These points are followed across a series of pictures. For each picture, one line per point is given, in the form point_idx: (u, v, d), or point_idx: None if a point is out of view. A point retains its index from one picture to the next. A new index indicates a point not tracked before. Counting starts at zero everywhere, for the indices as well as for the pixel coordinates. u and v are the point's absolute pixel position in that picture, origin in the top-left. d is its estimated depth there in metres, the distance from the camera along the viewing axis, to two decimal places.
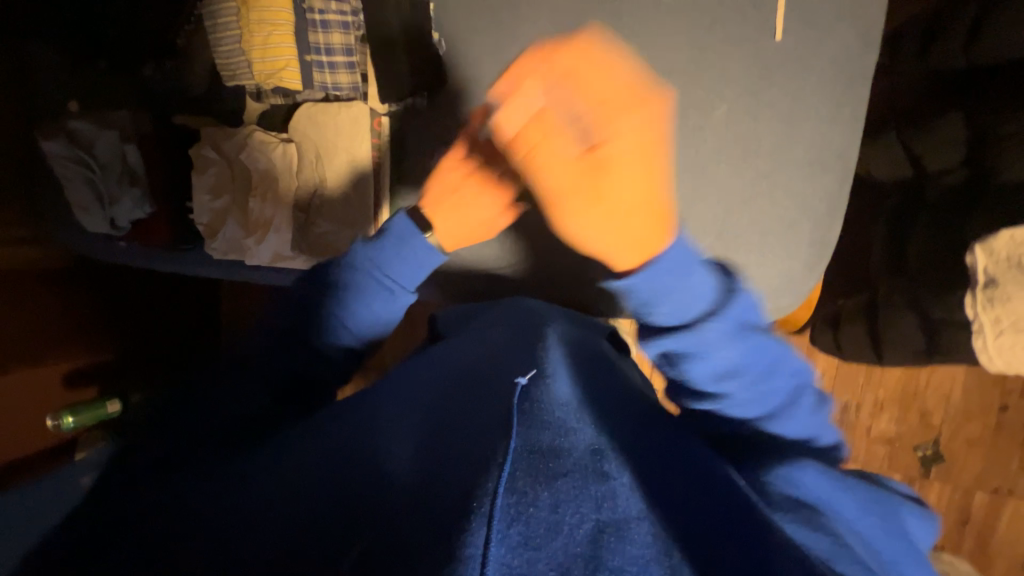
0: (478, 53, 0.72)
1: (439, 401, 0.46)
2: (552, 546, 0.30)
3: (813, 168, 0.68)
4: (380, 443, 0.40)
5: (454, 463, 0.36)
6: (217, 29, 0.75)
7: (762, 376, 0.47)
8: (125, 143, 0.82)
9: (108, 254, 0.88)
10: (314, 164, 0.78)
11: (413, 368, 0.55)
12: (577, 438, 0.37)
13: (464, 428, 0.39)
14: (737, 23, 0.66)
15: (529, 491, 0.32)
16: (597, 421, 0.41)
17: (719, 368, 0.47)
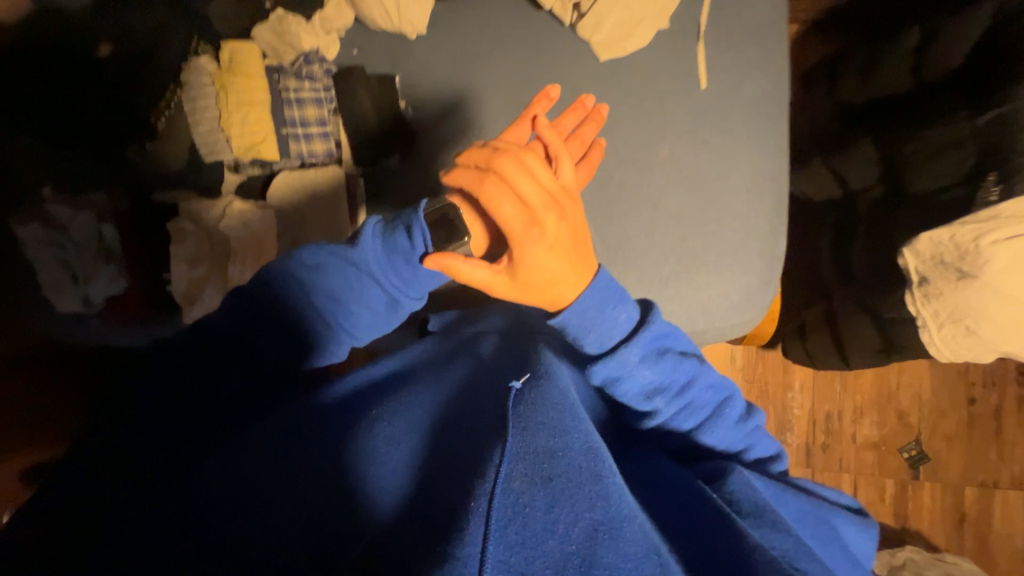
0: (441, 118, 0.81)
1: (436, 413, 0.50)
2: (547, 546, 0.34)
3: (751, 193, 0.75)
4: (381, 442, 0.46)
5: (457, 472, 0.42)
6: (195, 111, 0.80)
7: (681, 394, 0.56)
8: (101, 222, 0.83)
9: (75, 330, 0.85)
10: (294, 228, 0.82)
11: (403, 376, 0.58)
12: (572, 442, 0.41)
13: (469, 440, 0.45)
14: (668, 75, 0.76)
15: (526, 492, 0.36)
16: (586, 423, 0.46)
17: (650, 390, 0.54)
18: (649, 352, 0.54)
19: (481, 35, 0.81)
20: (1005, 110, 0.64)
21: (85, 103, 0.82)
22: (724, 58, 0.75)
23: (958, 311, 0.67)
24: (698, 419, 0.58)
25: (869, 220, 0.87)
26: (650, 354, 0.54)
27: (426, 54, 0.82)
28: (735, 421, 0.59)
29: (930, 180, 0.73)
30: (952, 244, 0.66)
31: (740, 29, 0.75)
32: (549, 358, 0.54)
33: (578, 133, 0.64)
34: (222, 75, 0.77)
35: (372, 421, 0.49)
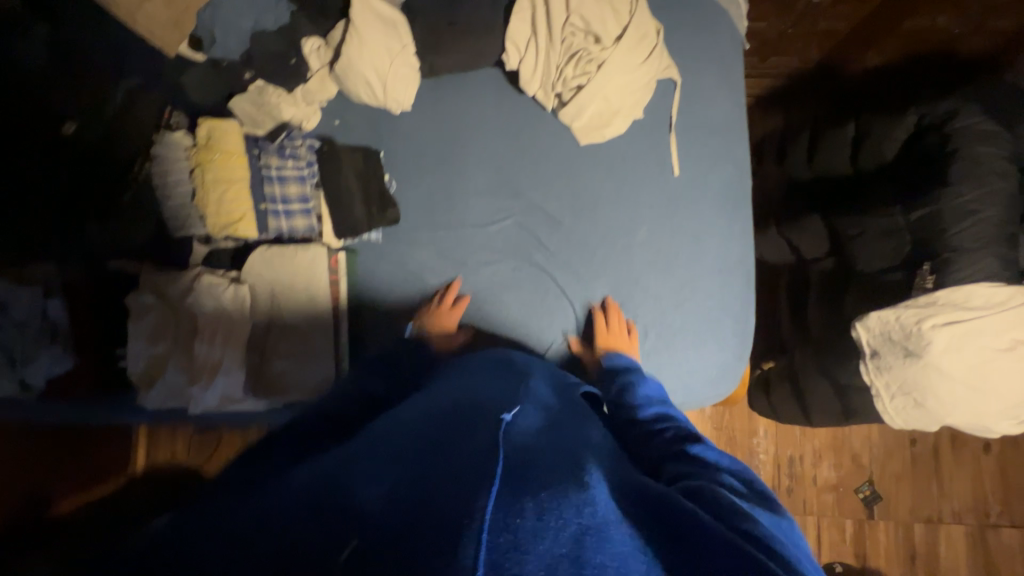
0: (427, 190, 0.83)
1: (406, 432, 0.46)
2: (537, 551, 0.32)
3: (721, 272, 0.81)
4: (374, 460, 0.41)
5: (431, 487, 0.37)
6: (166, 185, 0.75)
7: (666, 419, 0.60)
8: (48, 297, 0.76)
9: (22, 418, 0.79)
10: (270, 302, 0.79)
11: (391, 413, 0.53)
12: (548, 461, 0.41)
13: (454, 446, 0.42)
14: (641, 162, 0.81)
15: (514, 504, 0.35)
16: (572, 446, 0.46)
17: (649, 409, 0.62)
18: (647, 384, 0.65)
19: (465, 117, 0.84)
20: (932, 209, 0.72)
21: (32, 170, 0.75)
22: (694, 149, 0.82)
23: (908, 386, 0.73)
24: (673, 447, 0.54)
25: (822, 289, 0.96)
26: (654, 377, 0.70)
27: (410, 130, 0.84)
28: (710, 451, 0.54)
29: (873, 261, 0.81)
30: (898, 324, 0.72)
31: (707, 122, 0.82)
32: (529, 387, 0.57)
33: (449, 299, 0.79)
34: (199, 152, 0.74)
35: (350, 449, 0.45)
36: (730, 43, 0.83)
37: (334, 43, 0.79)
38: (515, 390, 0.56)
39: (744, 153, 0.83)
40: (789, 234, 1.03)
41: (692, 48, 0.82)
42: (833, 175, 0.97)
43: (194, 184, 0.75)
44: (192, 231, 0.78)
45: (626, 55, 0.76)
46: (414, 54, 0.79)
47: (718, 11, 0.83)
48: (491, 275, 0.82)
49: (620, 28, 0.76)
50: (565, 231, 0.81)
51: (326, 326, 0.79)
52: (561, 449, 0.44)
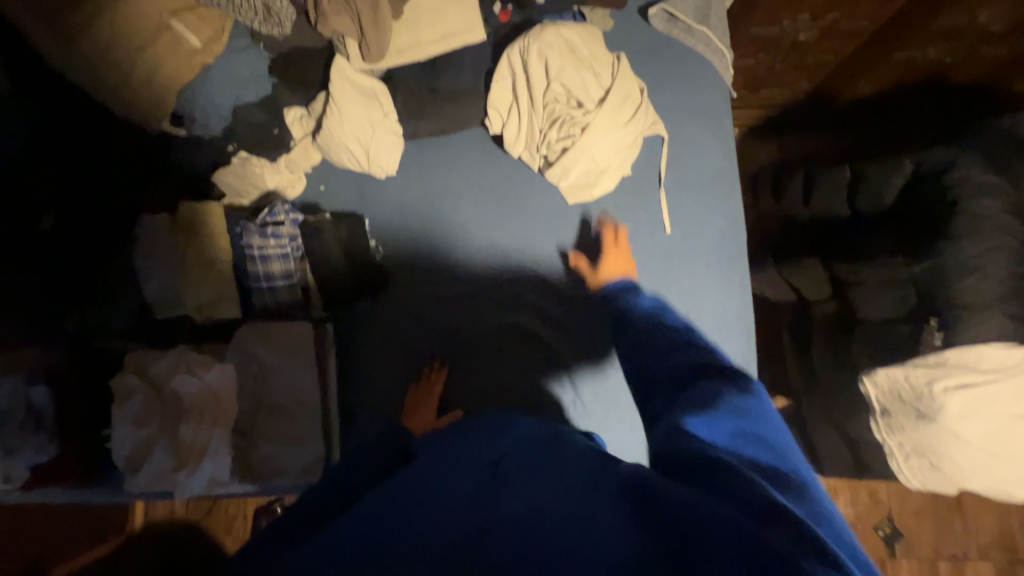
0: (415, 254, 0.81)
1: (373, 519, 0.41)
2: None
3: (721, 330, 0.78)
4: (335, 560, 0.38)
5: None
6: (147, 269, 0.74)
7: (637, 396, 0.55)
8: (31, 385, 0.74)
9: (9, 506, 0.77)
10: (258, 378, 0.77)
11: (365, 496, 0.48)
12: (533, 508, 0.38)
13: (430, 536, 0.37)
14: (632, 219, 0.79)
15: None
16: (542, 484, 0.41)
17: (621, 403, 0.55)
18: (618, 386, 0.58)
19: (451, 179, 0.82)
20: (936, 262, 0.69)
21: None
22: (686, 205, 0.80)
23: (923, 448, 0.70)
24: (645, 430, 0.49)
25: (827, 333, 0.93)
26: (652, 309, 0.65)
27: (396, 193, 0.82)
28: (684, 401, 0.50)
29: None
30: (908, 383, 0.69)
31: (697, 177, 0.80)
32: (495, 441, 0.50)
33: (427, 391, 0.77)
34: (180, 237, 0.73)
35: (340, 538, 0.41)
36: (717, 96, 0.83)
37: (316, 112, 0.78)
38: (487, 447, 0.49)
39: (738, 204, 0.81)
40: (790, 275, 1.00)
41: (678, 104, 0.81)
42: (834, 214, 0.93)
43: (176, 266, 0.74)
44: (175, 311, 0.76)
45: (611, 116, 0.75)
46: (396, 120, 0.77)
47: (704, 66, 0.82)
48: (484, 338, 0.80)
49: (602, 91, 0.76)
50: (557, 292, 0.80)
51: (314, 405, 0.77)
52: (545, 481, 0.41)
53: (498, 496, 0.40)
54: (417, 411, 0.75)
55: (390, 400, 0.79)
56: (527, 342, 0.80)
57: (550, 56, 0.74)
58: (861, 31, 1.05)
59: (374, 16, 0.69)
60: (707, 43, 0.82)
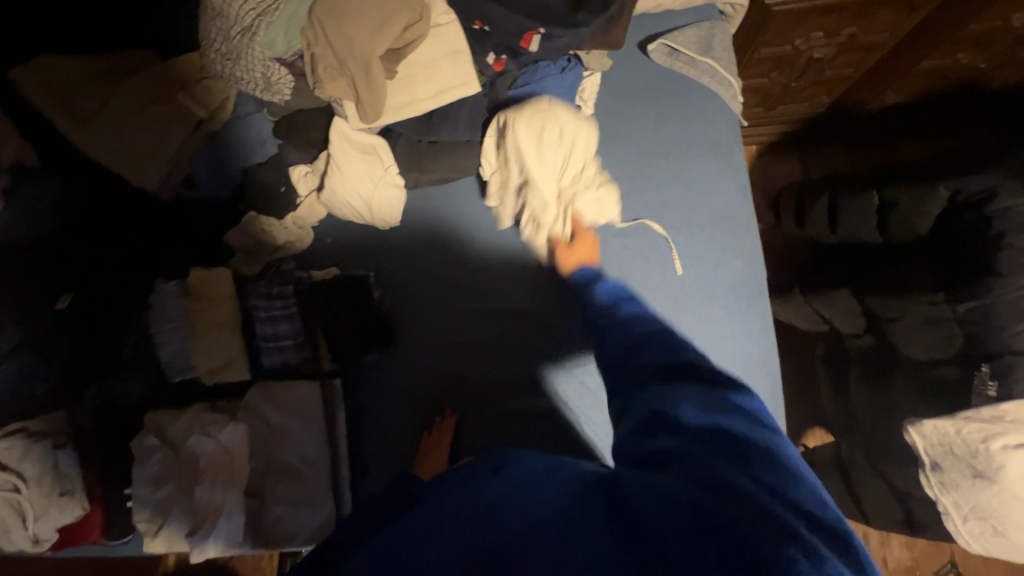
0: (420, 304, 0.80)
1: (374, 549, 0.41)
2: None
3: (745, 376, 0.73)
4: None
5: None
6: (161, 333, 0.76)
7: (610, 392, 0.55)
8: (59, 448, 0.77)
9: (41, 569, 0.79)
10: (270, 437, 0.78)
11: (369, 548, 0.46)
12: (531, 523, 0.39)
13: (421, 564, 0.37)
14: (640, 263, 0.76)
15: None
16: (546, 505, 0.41)
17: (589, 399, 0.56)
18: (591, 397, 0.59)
19: (454, 228, 0.81)
20: (984, 302, 0.63)
21: None
22: (696, 245, 0.76)
23: (981, 510, 0.62)
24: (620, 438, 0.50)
25: (867, 370, 0.85)
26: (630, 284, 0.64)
27: (400, 244, 0.82)
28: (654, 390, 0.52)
29: (921, 351, 0.71)
30: (959, 438, 0.62)
31: (707, 215, 0.77)
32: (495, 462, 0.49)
33: (433, 442, 0.74)
34: (190, 303, 0.75)
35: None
36: (724, 129, 0.79)
37: (320, 169, 0.79)
38: (487, 473, 0.47)
39: (753, 240, 0.77)
40: (820, 305, 0.93)
41: (684, 139, 0.78)
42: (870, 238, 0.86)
43: (188, 329, 0.76)
44: (189, 372, 0.77)
45: (580, 210, 0.74)
46: (397, 173, 0.77)
47: (708, 100, 0.79)
48: (493, 390, 0.77)
49: (581, 166, 0.75)
50: (564, 339, 0.78)
51: (324, 465, 0.76)
52: (541, 501, 0.41)
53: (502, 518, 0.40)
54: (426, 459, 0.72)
55: (401, 454, 0.77)
56: (537, 391, 0.77)
57: (528, 135, 0.72)
58: (882, 43, 0.98)
59: (367, 77, 0.65)
60: (711, 75, 0.78)
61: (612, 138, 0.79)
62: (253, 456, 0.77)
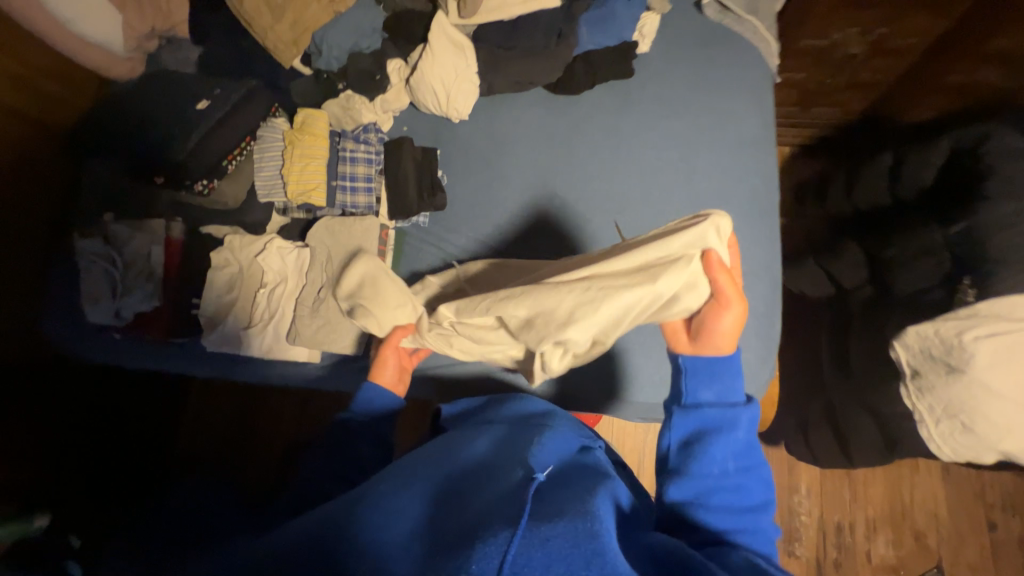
0: (474, 187, 0.94)
1: (430, 469, 0.56)
2: (537, 561, 0.40)
3: (751, 275, 0.82)
4: (394, 513, 0.49)
5: (435, 519, 0.48)
6: (262, 159, 0.89)
7: (747, 454, 0.56)
8: (153, 244, 0.91)
9: (114, 344, 0.94)
10: (322, 267, 0.86)
11: (421, 467, 0.57)
12: (562, 492, 0.50)
13: (473, 496, 0.50)
14: (669, 172, 0.89)
15: (522, 557, 0.40)
16: (576, 485, 0.53)
17: (728, 447, 0.55)
18: (746, 423, 0.57)
19: (514, 128, 0.97)
20: (971, 224, 0.72)
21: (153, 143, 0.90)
22: (721, 164, 0.88)
23: (952, 406, 0.69)
24: (715, 491, 0.53)
25: (860, 318, 0.93)
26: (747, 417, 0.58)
27: (467, 136, 0.97)
28: (762, 499, 0.55)
29: (913, 281, 0.80)
30: (937, 337, 0.70)
31: (733, 142, 0.88)
32: (546, 437, 0.62)
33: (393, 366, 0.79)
34: (292, 132, 0.86)
35: (435, 489, 0.53)
36: (758, 77, 0.91)
37: (412, 61, 0.94)
38: (527, 442, 0.60)
39: (770, 169, 0.88)
40: (825, 264, 1.01)
41: (723, 77, 0.91)
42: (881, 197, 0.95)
43: (283, 156, 0.87)
44: (274, 199, 0.91)
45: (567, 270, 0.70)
46: (476, 71, 0.92)
47: (747, 50, 0.92)
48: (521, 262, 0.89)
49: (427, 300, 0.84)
50: (592, 226, 0.89)
51: None
52: (576, 486, 0.52)
53: (545, 482, 0.52)
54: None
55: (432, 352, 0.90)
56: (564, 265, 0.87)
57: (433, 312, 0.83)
58: (912, 49, 1.10)
59: None
60: (753, 32, 0.92)
61: (660, 71, 0.93)
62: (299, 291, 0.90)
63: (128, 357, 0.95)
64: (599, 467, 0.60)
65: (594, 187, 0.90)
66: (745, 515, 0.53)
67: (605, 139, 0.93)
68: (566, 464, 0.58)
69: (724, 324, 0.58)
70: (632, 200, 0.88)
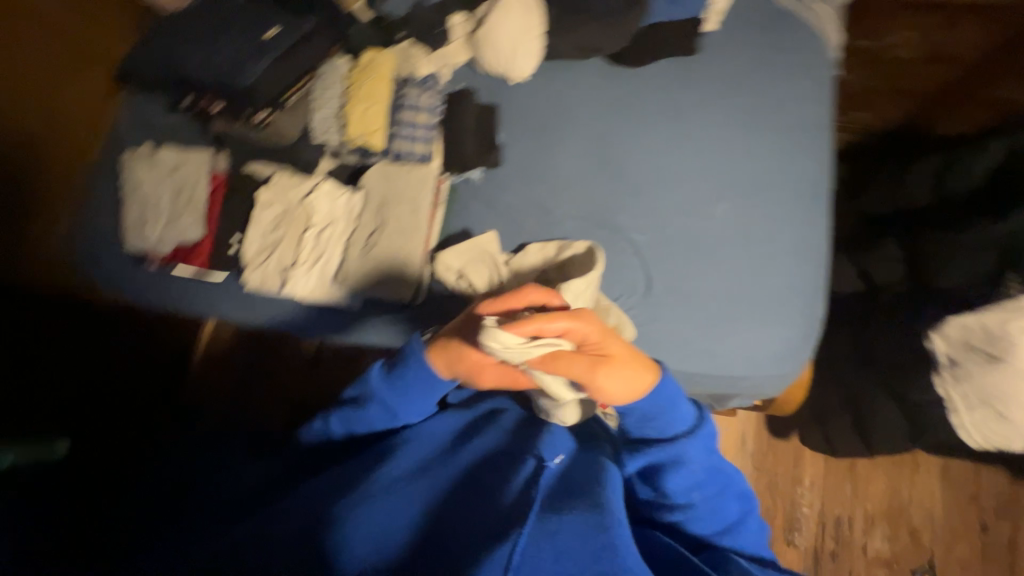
0: (528, 148, 0.93)
1: (448, 461, 0.68)
2: (547, 555, 0.55)
3: (803, 256, 0.82)
4: (422, 500, 0.63)
5: (461, 509, 0.61)
6: (321, 99, 0.89)
7: (709, 477, 0.65)
8: (202, 174, 0.90)
9: (149, 273, 0.92)
10: (374, 211, 0.86)
11: (438, 455, 0.69)
12: (568, 488, 0.62)
13: (489, 490, 0.62)
14: (729, 149, 0.88)
15: (535, 553, 0.55)
16: (582, 478, 0.64)
17: (685, 481, 0.64)
18: (702, 452, 0.65)
19: (572, 92, 0.95)
20: None
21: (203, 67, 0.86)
22: (779, 146, 0.88)
23: (989, 395, 0.72)
24: (686, 513, 0.65)
25: (894, 314, 0.95)
26: (702, 441, 0.65)
27: (524, 97, 0.96)
28: (734, 505, 0.67)
29: (954, 276, 0.88)
30: (981, 328, 0.73)
31: (792, 125, 0.89)
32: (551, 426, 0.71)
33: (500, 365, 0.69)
34: (356, 74, 0.89)
35: (454, 482, 0.65)
36: (820, 65, 0.92)
37: (477, 17, 0.91)
38: (536, 432, 0.71)
39: (825, 155, 0.89)
40: (860, 260, 1.03)
41: (787, 62, 0.92)
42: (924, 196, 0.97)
43: (344, 95, 0.89)
44: (328, 140, 0.90)
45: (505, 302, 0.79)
46: (544, 32, 0.91)
47: (812, 38, 0.93)
48: (572, 228, 0.88)
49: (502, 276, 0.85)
50: (645, 194, 0.88)
51: (419, 248, 0.85)
52: (580, 480, 0.63)
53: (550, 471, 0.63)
54: (458, 367, 0.68)
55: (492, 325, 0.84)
56: (617, 231, 0.86)
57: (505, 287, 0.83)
58: (963, 58, 1.12)
59: None
60: (818, 22, 0.94)
61: (724, 50, 0.94)
62: (345, 237, 0.88)
63: (161, 288, 0.93)
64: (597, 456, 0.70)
65: (650, 157, 0.90)
66: (719, 520, 0.66)
67: (664, 111, 0.92)
68: (573, 450, 0.69)
69: (616, 386, 0.60)
70: (688, 173, 0.88)
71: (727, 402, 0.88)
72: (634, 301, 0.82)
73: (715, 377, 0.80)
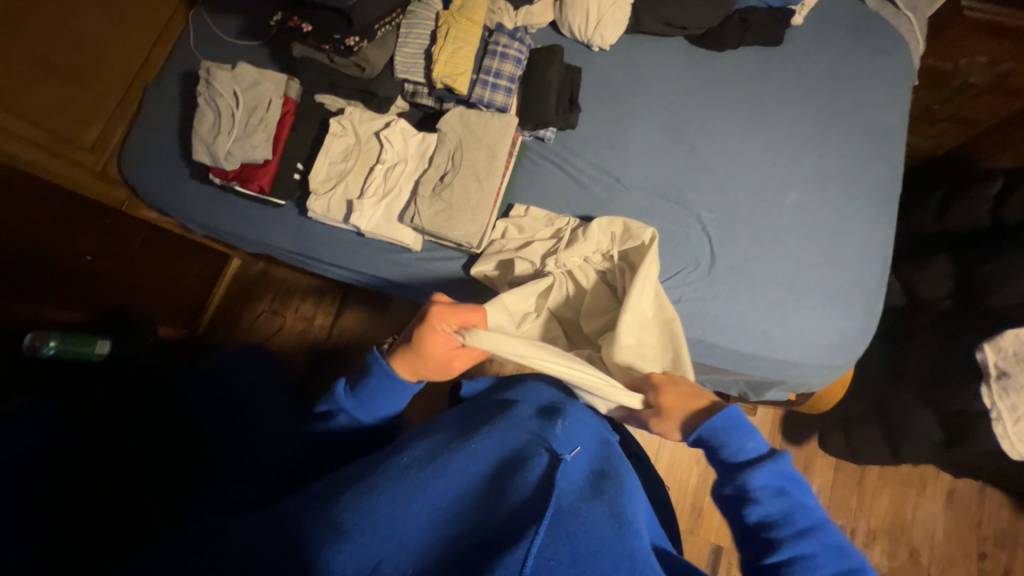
0: (603, 115, 0.93)
1: (451, 442, 0.61)
2: (562, 551, 0.48)
3: (867, 254, 0.83)
4: (422, 479, 0.54)
5: (470, 501, 0.54)
6: (407, 36, 0.88)
7: (788, 521, 0.51)
8: (275, 95, 0.88)
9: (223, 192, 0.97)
10: (448, 155, 0.86)
11: (436, 436, 0.62)
12: (583, 490, 0.56)
13: (501, 480, 0.56)
14: (805, 141, 0.89)
15: (551, 548, 0.48)
16: (598, 481, 0.59)
17: (762, 519, 0.52)
18: (776, 488, 0.53)
19: (652, 66, 0.95)
20: None
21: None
22: (853, 145, 0.89)
23: None
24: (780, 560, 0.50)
25: (939, 328, 0.96)
26: (780, 467, 0.53)
27: (603, 65, 0.96)
28: (836, 561, 0.50)
29: (1008, 296, 0.87)
30: None
31: (869, 126, 0.90)
32: (564, 418, 0.66)
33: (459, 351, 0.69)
34: (448, 15, 0.87)
35: (461, 466, 0.57)
36: (901, 73, 0.93)
37: None
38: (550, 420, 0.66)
39: (898, 160, 0.89)
40: (906, 273, 1.04)
41: (871, 64, 0.93)
42: (982, 215, 0.98)
43: (432, 35, 0.88)
44: (409, 78, 0.89)
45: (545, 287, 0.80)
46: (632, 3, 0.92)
47: (897, 45, 0.94)
48: (638, 198, 0.88)
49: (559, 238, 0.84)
50: (716, 175, 0.88)
51: (490, 197, 0.84)
52: (597, 482, 0.58)
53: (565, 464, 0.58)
54: (423, 370, 0.69)
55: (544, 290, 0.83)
56: (686, 207, 0.87)
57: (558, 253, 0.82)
58: None
59: None
60: (906, 29, 0.95)
61: (809, 45, 0.94)
62: (414, 177, 0.88)
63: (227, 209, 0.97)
64: (614, 460, 0.65)
65: (726, 139, 0.90)
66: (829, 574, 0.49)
67: (742, 97, 0.92)
68: (588, 449, 0.64)
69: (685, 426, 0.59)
70: (762, 159, 0.88)
71: (769, 390, 0.89)
72: (695, 277, 0.83)
73: (768, 361, 0.81)
